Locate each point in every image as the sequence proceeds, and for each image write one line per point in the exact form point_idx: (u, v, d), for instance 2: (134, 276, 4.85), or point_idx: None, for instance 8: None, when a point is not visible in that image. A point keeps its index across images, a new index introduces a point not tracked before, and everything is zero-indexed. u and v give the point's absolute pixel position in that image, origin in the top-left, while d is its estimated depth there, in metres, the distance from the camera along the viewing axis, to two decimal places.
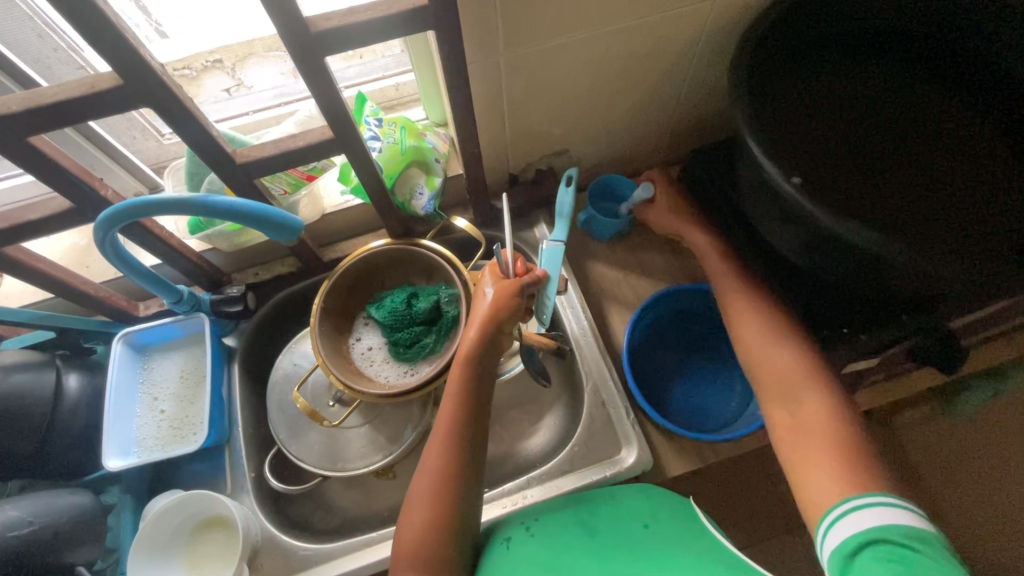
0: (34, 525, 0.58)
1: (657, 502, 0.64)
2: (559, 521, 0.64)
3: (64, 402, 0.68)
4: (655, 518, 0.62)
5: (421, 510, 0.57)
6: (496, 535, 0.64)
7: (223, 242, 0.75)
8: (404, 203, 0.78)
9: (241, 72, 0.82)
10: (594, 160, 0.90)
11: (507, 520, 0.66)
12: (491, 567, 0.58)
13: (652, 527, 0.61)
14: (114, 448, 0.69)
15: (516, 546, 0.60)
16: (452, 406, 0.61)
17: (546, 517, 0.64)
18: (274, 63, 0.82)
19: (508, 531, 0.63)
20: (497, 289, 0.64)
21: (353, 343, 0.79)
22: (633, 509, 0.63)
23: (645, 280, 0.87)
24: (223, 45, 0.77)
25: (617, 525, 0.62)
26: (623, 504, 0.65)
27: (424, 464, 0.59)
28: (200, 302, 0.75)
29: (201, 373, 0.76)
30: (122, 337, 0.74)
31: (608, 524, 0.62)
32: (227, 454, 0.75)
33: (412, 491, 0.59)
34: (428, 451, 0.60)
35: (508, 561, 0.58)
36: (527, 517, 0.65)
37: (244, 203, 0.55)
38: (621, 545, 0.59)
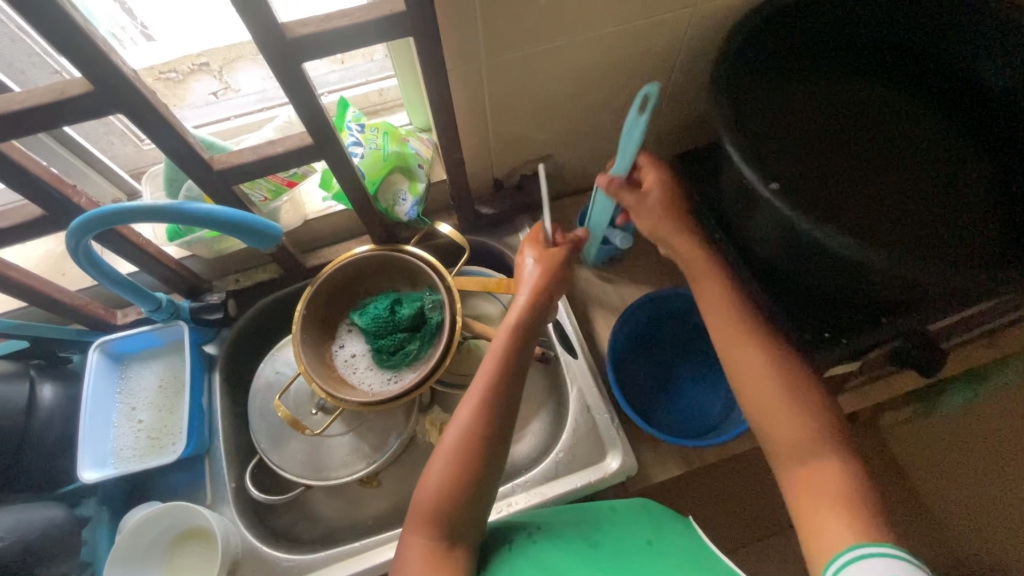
0: None
1: (656, 520, 0.64)
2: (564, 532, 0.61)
3: (37, 413, 0.66)
4: (656, 533, 0.61)
5: (443, 468, 0.55)
6: (496, 536, 0.63)
7: (203, 249, 0.74)
8: (388, 208, 0.77)
9: (228, 75, 0.80)
10: (578, 165, 0.91)
11: (505, 525, 0.65)
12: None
13: (656, 544, 0.59)
14: (89, 460, 0.68)
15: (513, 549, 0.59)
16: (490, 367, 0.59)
17: (548, 525, 0.62)
18: (262, 67, 0.81)
19: (510, 534, 0.62)
20: (540, 254, 0.64)
21: (336, 350, 0.78)
22: (636, 527, 0.62)
23: (629, 285, 0.87)
24: (207, 49, 0.75)
25: (619, 535, 0.60)
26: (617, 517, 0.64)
27: (456, 424, 0.57)
28: (179, 310, 0.74)
29: (180, 383, 0.75)
30: (99, 345, 0.73)
31: (613, 534, 0.61)
32: (207, 464, 0.74)
33: (439, 452, 0.57)
34: (461, 411, 0.58)
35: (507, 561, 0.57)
36: (531, 524, 0.63)
37: (221, 209, 0.54)
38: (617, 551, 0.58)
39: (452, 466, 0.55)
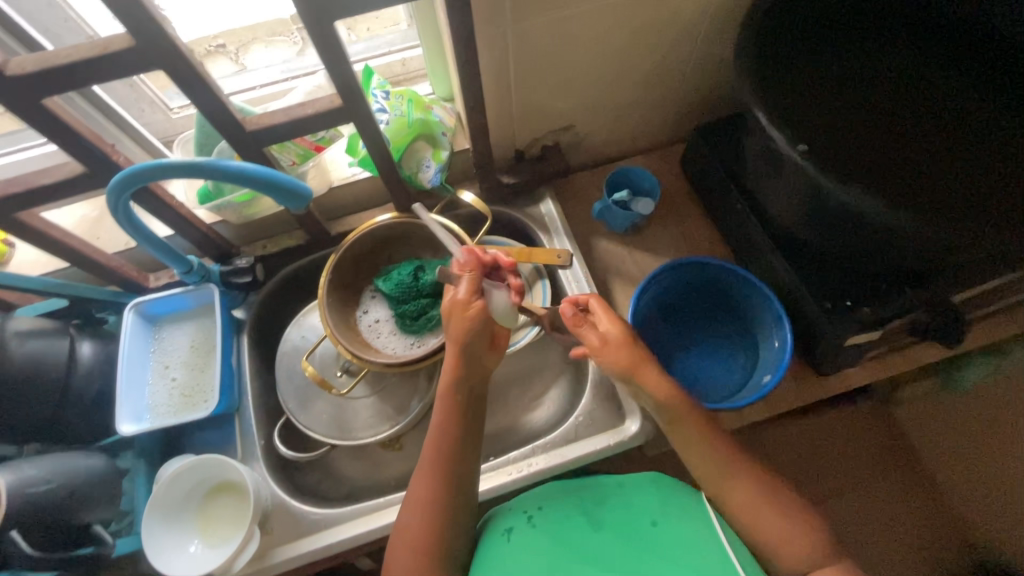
0: (51, 484, 0.59)
1: (666, 495, 0.64)
2: (563, 513, 0.65)
3: (77, 370, 0.68)
4: (663, 515, 0.62)
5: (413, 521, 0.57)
6: (495, 525, 0.66)
7: (232, 214, 0.76)
8: (411, 175, 0.78)
9: (243, 58, 0.84)
10: (599, 138, 0.91)
11: (501, 511, 0.68)
12: (495, 562, 0.60)
13: (661, 525, 0.60)
14: (127, 414, 0.71)
15: (516, 537, 0.62)
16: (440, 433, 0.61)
17: (546, 505, 0.66)
18: (278, 49, 0.85)
19: (509, 521, 0.65)
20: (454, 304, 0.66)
21: (360, 315, 0.80)
22: (641, 508, 0.63)
23: (648, 257, 0.88)
24: (227, 30, 0.81)
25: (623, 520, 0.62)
26: (632, 499, 0.65)
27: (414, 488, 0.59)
28: (209, 273, 0.76)
29: (211, 343, 0.78)
30: (133, 306, 0.75)
31: (612, 517, 0.63)
32: (237, 422, 0.76)
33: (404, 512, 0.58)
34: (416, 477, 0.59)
35: (511, 553, 0.60)
36: (529, 504, 0.66)
37: (255, 168, 0.55)
38: (621, 541, 0.60)
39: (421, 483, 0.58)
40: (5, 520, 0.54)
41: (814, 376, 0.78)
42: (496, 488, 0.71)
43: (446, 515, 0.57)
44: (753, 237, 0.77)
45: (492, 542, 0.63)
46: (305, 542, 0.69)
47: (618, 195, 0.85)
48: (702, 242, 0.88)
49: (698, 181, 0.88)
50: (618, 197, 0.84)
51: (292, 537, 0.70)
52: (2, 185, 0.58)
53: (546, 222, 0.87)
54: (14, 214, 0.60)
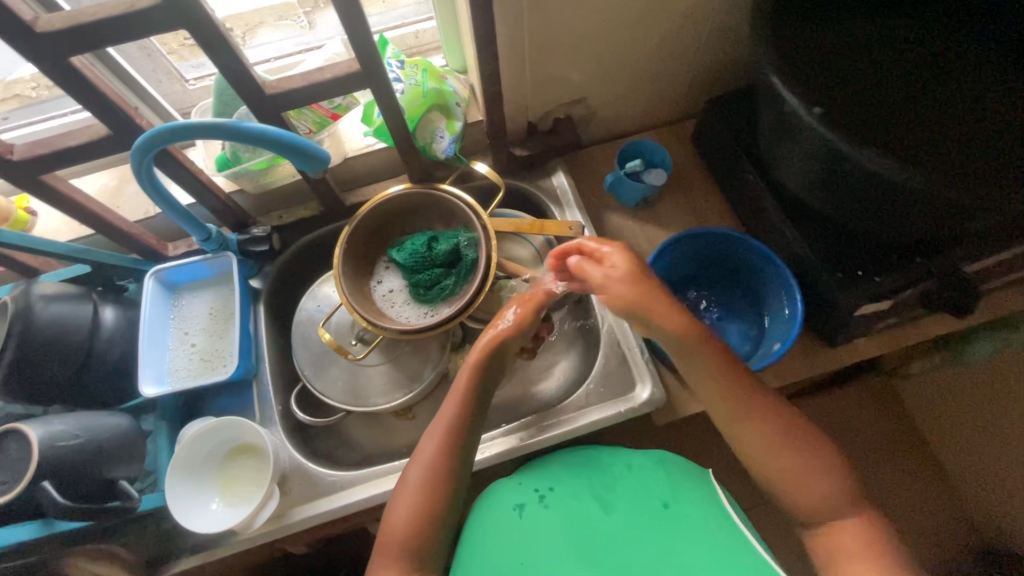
0: (80, 438, 0.60)
1: (674, 477, 0.66)
2: (574, 494, 0.66)
3: (101, 333, 0.70)
4: (675, 497, 0.64)
5: (414, 493, 0.60)
6: (501, 497, 0.67)
7: (249, 183, 0.78)
8: (426, 146, 0.79)
9: (249, 42, 0.84)
10: (611, 112, 0.91)
11: (503, 482, 0.70)
12: (512, 540, 0.63)
13: (672, 508, 0.63)
14: (149, 376, 0.72)
15: (529, 515, 0.65)
16: (453, 410, 0.64)
17: (560, 487, 0.67)
18: (286, 32, 0.85)
19: (521, 497, 0.67)
20: (521, 310, 0.69)
21: (374, 285, 0.81)
22: (652, 488, 0.65)
23: (659, 230, 0.88)
24: (233, 14, 0.80)
25: (635, 503, 0.64)
26: (641, 479, 0.67)
27: (416, 463, 0.62)
28: (227, 242, 0.77)
29: (229, 311, 0.79)
30: (153, 274, 0.77)
31: (623, 499, 0.65)
32: (255, 387, 0.78)
33: (403, 484, 0.61)
34: (422, 449, 0.63)
35: (524, 535, 0.63)
36: (541, 483, 0.68)
37: (275, 130, 0.56)
38: (634, 521, 0.63)
39: (434, 444, 0.62)
40: (37, 470, 0.56)
41: (823, 347, 0.79)
42: (509, 451, 0.73)
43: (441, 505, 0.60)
44: (766, 211, 0.78)
45: (501, 516, 0.65)
46: (321, 503, 0.71)
47: (632, 165, 0.86)
48: (714, 216, 0.89)
49: (711, 154, 0.88)
50: (630, 165, 0.85)
51: (307, 498, 0.71)
52: (30, 147, 0.59)
53: (558, 195, 0.88)
54: (40, 177, 0.62)
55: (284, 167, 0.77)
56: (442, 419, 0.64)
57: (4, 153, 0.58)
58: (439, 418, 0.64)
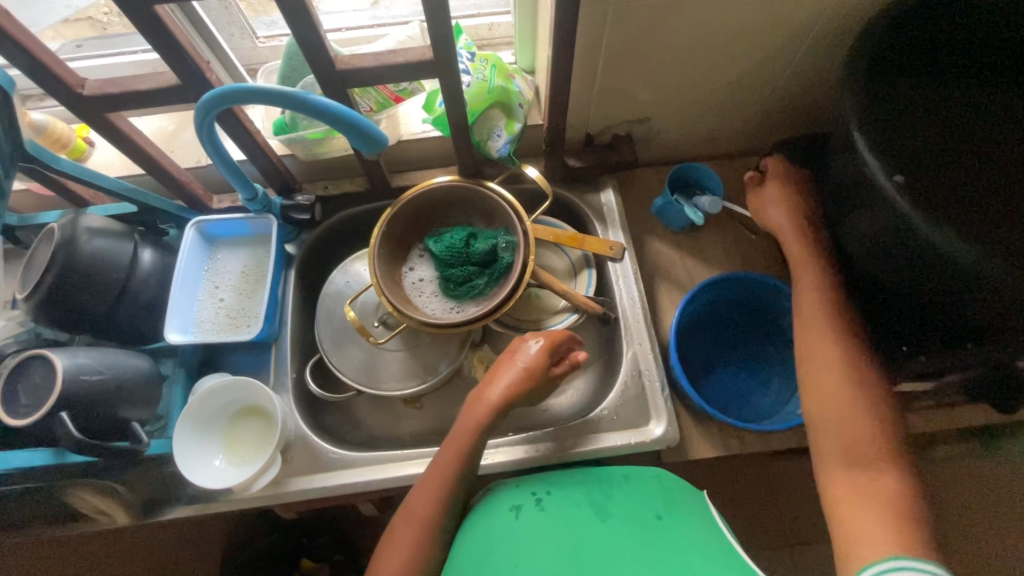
0: (103, 375, 0.61)
1: (670, 488, 0.65)
2: (572, 498, 0.66)
3: (137, 274, 0.71)
4: (668, 508, 0.63)
5: (414, 535, 0.62)
6: (499, 498, 0.67)
7: (302, 150, 0.78)
8: (481, 142, 0.78)
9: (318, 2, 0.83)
10: (672, 137, 0.89)
11: (504, 482, 0.69)
12: (505, 541, 0.62)
13: (665, 519, 0.62)
14: (175, 324, 0.73)
15: (525, 517, 0.64)
16: (467, 442, 0.65)
17: (557, 490, 0.66)
18: None
19: (518, 498, 0.66)
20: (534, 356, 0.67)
21: (405, 272, 0.82)
22: (645, 497, 0.64)
23: (699, 263, 0.86)
24: None
25: (630, 512, 0.63)
26: (637, 486, 0.65)
27: (421, 492, 0.64)
28: (271, 205, 0.78)
29: (260, 272, 0.80)
30: (195, 224, 0.78)
31: (621, 507, 0.64)
32: (273, 351, 0.78)
33: (402, 512, 0.64)
34: (427, 480, 0.64)
35: (518, 533, 0.62)
36: (538, 485, 0.67)
37: (340, 107, 0.56)
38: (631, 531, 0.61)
39: (441, 475, 0.64)
40: (57, 399, 0.57)
41: None
42: (510, 462, 0.72)
43: (436, 533, 0.63)
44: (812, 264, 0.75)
45: (497, 518, 0.65)
46: (319, 478, 0.71)
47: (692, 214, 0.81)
48: (760, 261, 0.86)
49: None
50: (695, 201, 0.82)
51: (306, 470, 0.72)
52: (101, 83, 0.60)
53: (603, 212, 0.86)
54: (105, 115, 0.62)
55: (338, 141, 0.78)
56: (451, 447, 0.65)
57: (75, 87, 0.59)
58: (448, 450, 0.65)
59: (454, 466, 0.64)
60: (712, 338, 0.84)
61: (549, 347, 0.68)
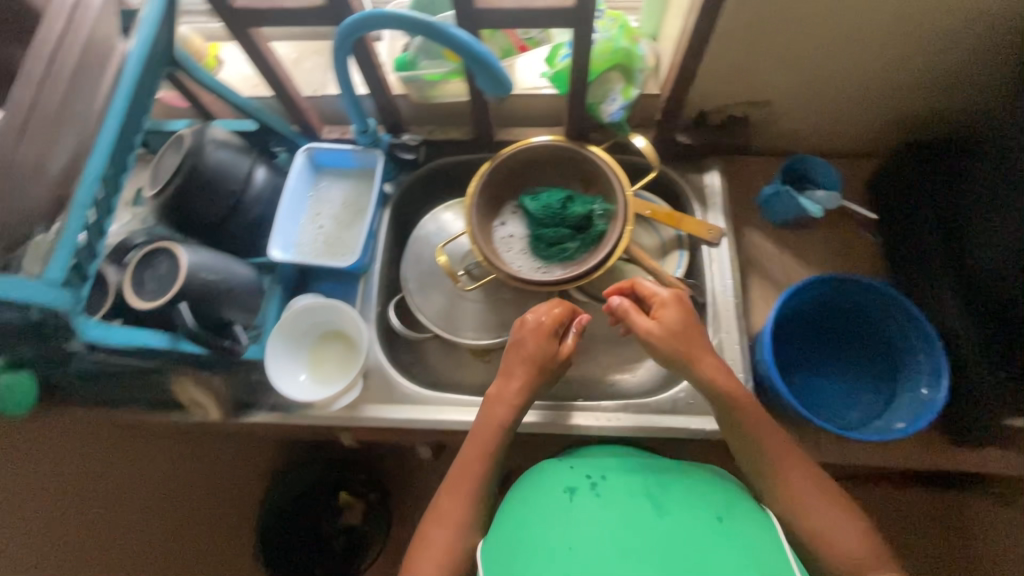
0: (216, 276, 0.65)
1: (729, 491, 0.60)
2: (627, 485, 0.61)
3: (252, 189, 0.74)
4: (728, 509, 0.58)
5: (472, 482, 0.62)
6: (552, 477, 0.63)
7: (417, 91, 0.79)
8: (595, 105, 0.76)
9: None
10: (792, 125, 0.84)
11: (554, 462, 0.66)
12: (554, 520, 0.57)
13: (726, 521, 0.56)
14: (279, 242, 0.77)
15: (579, 501, 0.59)
16: (519, 387, 0.66)
17: (613, 476, 0.62)
18: None
19: (573, 481, 0.62)
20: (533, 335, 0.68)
21: (497, 226, 0.82)
22: (704, 498, 0.59)
23: (798, 262, 0.82)
24: None
25: (689, 508, 0.58)
26: (694, 486, 0.61)
27: (480, 436, 0.64)
28: (379, 141, 0.80)
29: (359, 206, 0.82)
30: (306, 151, 0.81)
31: (678, 500, 0.59)
32: (362, 283, 0.81)
33: (459, 463, 0.64)
34: (485, 427, 0.65)
35: (571, 518, 0.57)
36: (594, 470, 0.63)
37: (478, 44, 0.56)
38: (693, 526, 0.56)
39: (494, 423, 0.65)
40: (179, 291, 0.61)
41: (946, 447, 0.71)
42: (578, 428, 0.72)
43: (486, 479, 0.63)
44: (920, 247, 0.72)
45: (547, 497, 0.60)
46: (391, 409, 0.73)
47: (808, 206, 0.76)
48: (866, 270, 0.81)
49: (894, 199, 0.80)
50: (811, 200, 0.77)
51: (380, 400, 0.74)
52: None
53: (705, 194, 0.82)
54: (250, 31, 0.65)
55: (453, 86, 0.78)
56: (508, 391, 0.66)
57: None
58: (503, 403, 0.66)
59: (509, 409, 0.65)
60: (810, 339, 0.78)
61: (535, 326, 0.68)
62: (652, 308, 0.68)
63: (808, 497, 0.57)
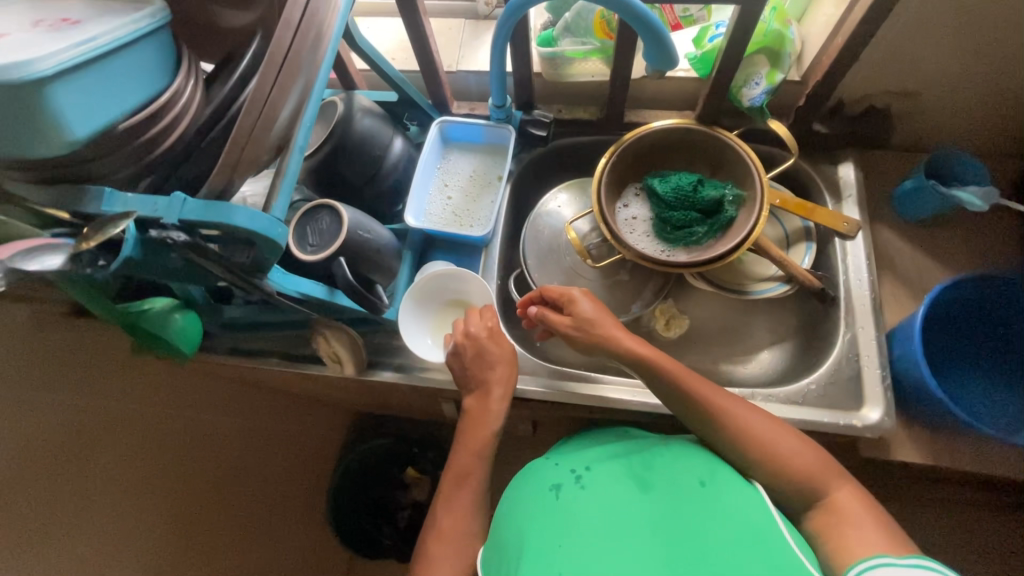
0: (367, 236, 0.68)
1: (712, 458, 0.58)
2: (610, 469, 0.59)
3: (391, 157, 0.77)
4: (713, 476, 0.55)
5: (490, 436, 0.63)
6: (538, 477, 0.61)
7: (554, 69, 0.80)
8: (736, 88, 0.76)
9: None
10: (937, 119, 0.81)
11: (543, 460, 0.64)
12: (534, 516, 0.55)
13: (710, 486, 0.54)
14: (411, 209, 0.79)
15: (565, 496, 0.56)
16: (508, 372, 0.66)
17: (596, 465, 0.60)
18: None
19: (556, 478, 0.59)
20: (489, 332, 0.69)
21: (619, 207, 0.82)
22: (687, 470, 0.57)
23: (935, 260, 0.79)
24: None
25: (672, 483, 0.55)
26: (675, 461, 0.58)
27: (491, 404, 0.65)
28: (512, 117, 0.81)
29: (486, 179, 0.84)
30: (440, 123, 0.83)
31: (663, 478, 0.57)
32: (484, 255, 0.83)
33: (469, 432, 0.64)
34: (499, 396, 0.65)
35: (557, 514, 0.54)
36: (577, 463, 0.61)
37: (653, 16, 0.57)
38: (675, 506, 0.53)
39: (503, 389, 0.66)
40: (339, 246, 0.64)
41: None
42: None
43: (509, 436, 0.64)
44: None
45: (533, 496, 0.58)
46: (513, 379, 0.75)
47: (967, 198, 0.73)
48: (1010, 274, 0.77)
49: None
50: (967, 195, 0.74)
51: None
52: None
53: (839, 185, 0.80)
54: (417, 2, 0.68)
55: (591, 65, 0.79)
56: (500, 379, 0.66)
57: None
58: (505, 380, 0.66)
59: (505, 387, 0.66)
60: (951, 339, 0.75)
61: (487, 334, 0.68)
62: (565, 307, 0.67)
63: (787, 479, 0.53)
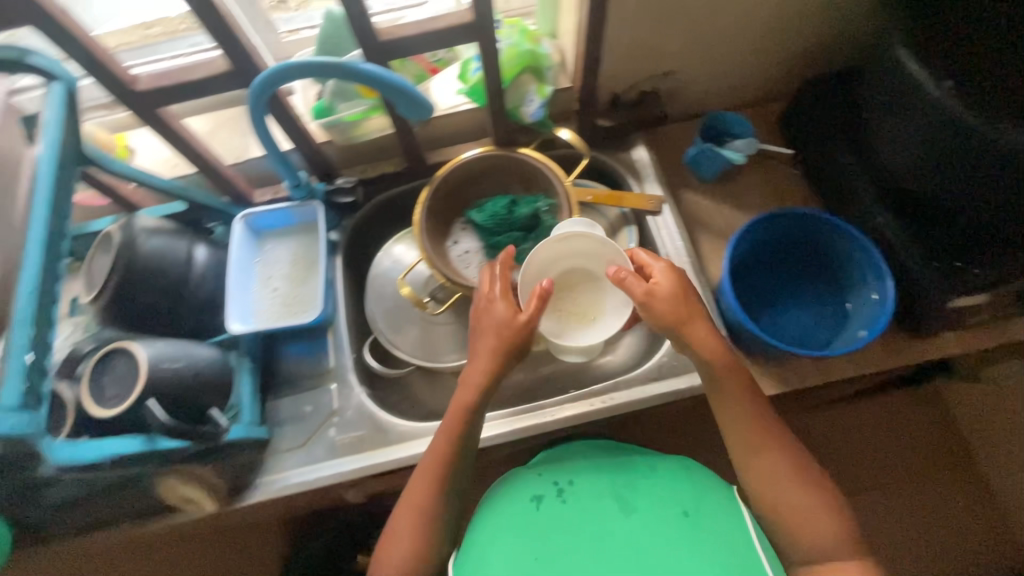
0: (178, 365, 0.62)
1: (695, 477, 0.63)
2: (595, 487, 0.62)
3: (195, 270, 0.71)
4: (696, 505, 0.59)
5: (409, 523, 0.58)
6: (520, 487, 0.63)
7: (340, 134, 0.80)
8: (515, 109, 0.79)
9: None
10: (698, 88, 0.89)
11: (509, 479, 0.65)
12: (508, 535, 0.58)
13: (691, 512, 0.58)
14: (236, 314, 0.74)
15: (546, 508, 0.61)
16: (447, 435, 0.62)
17: (580, 480, 0.63)
18: None
19: (541, 489, 0.63)
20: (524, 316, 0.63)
21: (451, 245, 0.82)
22: (676, 487, 0.61)
23: (736, 209, 0.87)
24: None
25: (655, 498, 0.60)
26: (670, 475, 0.63)
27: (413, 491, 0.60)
28: (314, 191, 0.80)
29: (310, 259, 0.81)
30: (243, 218, 0.79)
31: (647, 499, 0.60)
32: (330, 334, 0.80)
33: (397, 518, 0.59)
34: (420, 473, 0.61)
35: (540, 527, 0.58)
36: (561, 475, 0.64)
37: (389, 74, 0.58)
38: (649, 519, 0.58)
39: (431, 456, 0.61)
40: (144, 388, 0.58)
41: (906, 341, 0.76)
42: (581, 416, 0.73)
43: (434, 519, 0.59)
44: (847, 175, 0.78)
45: (514, 505, 0.62)
46: (390, 451, 0.72)
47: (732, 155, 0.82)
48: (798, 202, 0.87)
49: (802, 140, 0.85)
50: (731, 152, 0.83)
51: (376, 446, 0.73)
52: (154, 78, 0.62)
53: (637, 167, 0.86)
54: (160, 112, 0.64)
55: (375, 121, 0.80)
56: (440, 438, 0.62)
57: (132, 82, 0.60)
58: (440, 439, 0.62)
59: (438, 457, 0.61)
60: (768, 276, 0.83)
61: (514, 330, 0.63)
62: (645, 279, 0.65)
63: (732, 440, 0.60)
